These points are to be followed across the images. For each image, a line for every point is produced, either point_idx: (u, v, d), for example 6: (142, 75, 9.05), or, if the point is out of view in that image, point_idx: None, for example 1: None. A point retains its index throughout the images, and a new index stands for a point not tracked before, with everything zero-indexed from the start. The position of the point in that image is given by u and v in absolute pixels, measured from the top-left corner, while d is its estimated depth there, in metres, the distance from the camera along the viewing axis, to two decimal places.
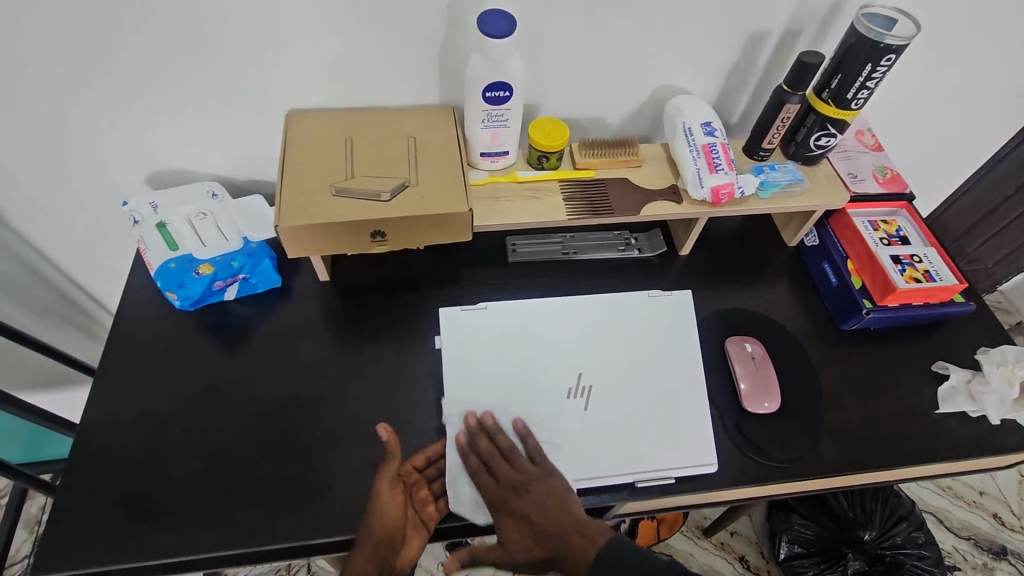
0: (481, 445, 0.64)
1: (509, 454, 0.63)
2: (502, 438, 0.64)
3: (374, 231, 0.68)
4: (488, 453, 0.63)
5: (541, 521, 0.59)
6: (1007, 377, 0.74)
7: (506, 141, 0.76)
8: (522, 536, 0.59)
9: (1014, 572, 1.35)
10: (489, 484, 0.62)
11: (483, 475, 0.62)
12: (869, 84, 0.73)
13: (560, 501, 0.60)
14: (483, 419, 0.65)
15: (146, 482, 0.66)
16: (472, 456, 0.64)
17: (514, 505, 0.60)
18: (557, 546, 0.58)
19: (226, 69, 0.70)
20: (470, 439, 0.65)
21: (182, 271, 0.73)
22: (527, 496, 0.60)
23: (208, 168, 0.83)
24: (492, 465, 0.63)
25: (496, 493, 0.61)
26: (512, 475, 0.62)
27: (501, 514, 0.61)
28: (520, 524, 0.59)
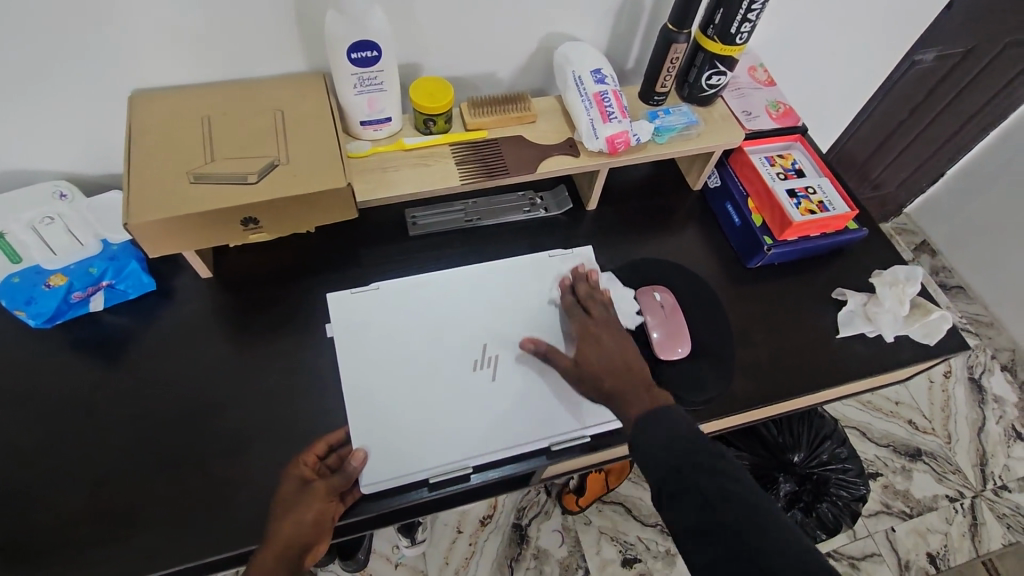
0: (579, 287, 0.68)
1: (607, 306, 0.67)
2: (581, 287, 0.68)
3: (245, 217, 0.62)
4: (585, 296, 0.68)
5: (612, 348, 0.62)
6: (898, 296, 0.77)
7: (386, 107, 0.70)
8: (599, 353, 0.62)
9: (928, 469, 1.47)
10: (578, 312, 0.66)
11: (576, 311, 0.67)
12: (751, 17, 0.71)
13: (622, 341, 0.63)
14: (588, 275, 0.70)
15: (20, 520, 0.59)
16: (569, 295, 0.68)
17: (599, 334, 0.64)
18: (624, 378, 0.60)
19: (43, 53, 0.60)
20: (575, 284, 0.69)
21: (29, 285, 0.66)
22: (613, 354, 0.62)
23: (51, 166, 0.73)
24: (585, 301, 0.67)
25: (584, 323, 0.65)
26: (606, 313, 0.66)
27: (585, 338, 0.64)
28: (596, 344, 0.63)
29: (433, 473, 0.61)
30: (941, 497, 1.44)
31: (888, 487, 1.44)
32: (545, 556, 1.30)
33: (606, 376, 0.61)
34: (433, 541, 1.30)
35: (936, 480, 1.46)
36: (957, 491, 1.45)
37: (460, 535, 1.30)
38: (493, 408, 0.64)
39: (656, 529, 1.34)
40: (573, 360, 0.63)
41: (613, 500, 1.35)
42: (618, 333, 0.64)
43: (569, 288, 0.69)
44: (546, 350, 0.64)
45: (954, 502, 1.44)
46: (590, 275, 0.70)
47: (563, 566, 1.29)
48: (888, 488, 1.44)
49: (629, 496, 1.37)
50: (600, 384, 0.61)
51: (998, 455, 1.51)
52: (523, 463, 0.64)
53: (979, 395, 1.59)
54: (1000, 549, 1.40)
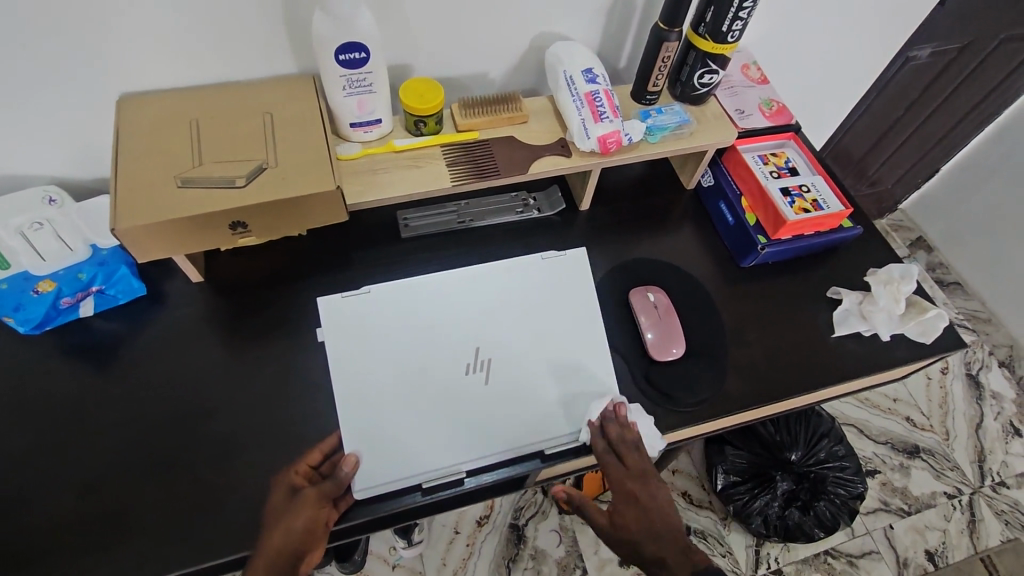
0: (612, 429, 0.64)
1: (642, 450, 0.63)
2: (627, 455, 0.63)
3: (234, 221, 0.62)
4: (618, 439, 0.63)
5: (653, 512, 0.60)
6: (893, 295, 0.78)
7: (376, 108, 0.70)
8: (639, 519, 0.60)
9: (926, 466, 1.47)
10: (614, 464, 0.63)
11: (609, 456, 0.63)
12: (742, 15, 0.71)
13: (669, 514, 0.61)
14: (618, 409, 0.65)
15: (9, 528, 0.59)
16: (602, 440, 0.64)
17: (638, 493, 0.61)
18: (671, 548, 0.58)
19: (27, 57, 0.60)
20: (607, 419, 0.64)
21: (17, 291, 0.66)
22: (649, 496, 0.61)
23: (38, 170, 0.73)
24: (622, 449, 0.63)
25: (623, 485, 0.62)
26: (644, 468, 0.62)
27: (622, 498, 0.61)
28: (637, 509, 0.60)
29: (426, 478, 0.62)
30: (940, 494, 1.44)
31: (886, 484, 1.44)
32: (543, 557, 1.29)
33: (649, 542, 0.59)
34: (431, 543, 1.29)
35: (935, 477, 1.46)
36: (956, 487, 1.45)
37: (458, 537, 1.30)
38: (486, 410, 0.64)
39: None
40: (611, 519, 0.61)
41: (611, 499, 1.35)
42: (656, 487, 0.62)
43: (601, 420, 0.65)
44: (580, 500, 0.65)
45: (952, 499, 1.43)
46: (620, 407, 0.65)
47: (561, 567, 1.29)
48: (886, 485, 1.43)
49: None
50: (641, 551, 0.59)
51: (996, 451, 1.51)
52: (519, 466, 0.65)
53: (977, 392, 1.59)
54: (998, 545, 1.40)
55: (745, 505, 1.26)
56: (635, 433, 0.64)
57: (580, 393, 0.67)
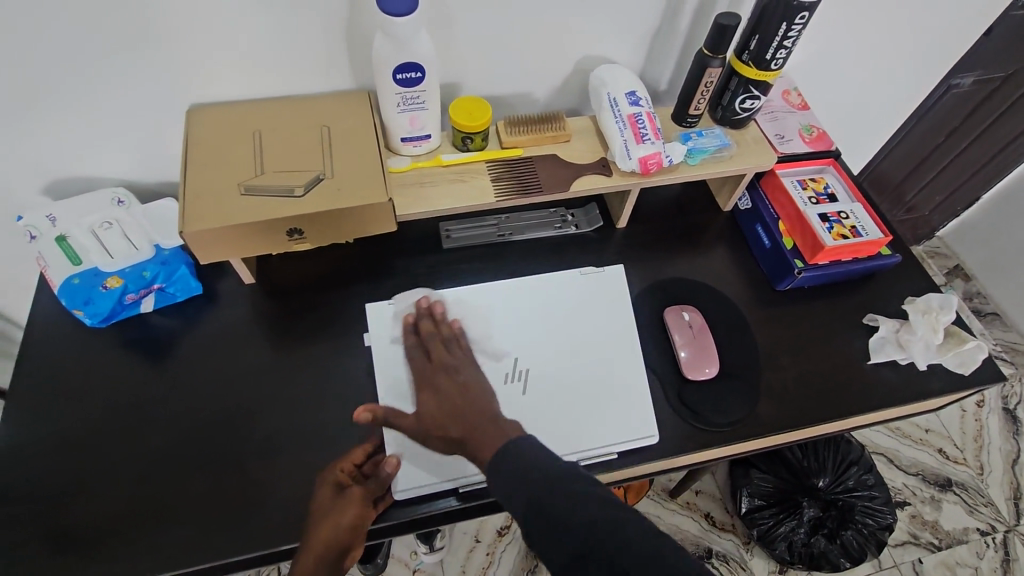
0: (423, 325, 0.65)
1: (447, 343, 0.63)
2: (444, 328, 0.64)
3: (291, 229, 0.66)
4: (426, 335, 0.64)
5: (452, 398, 0.59)
6: (931, 324, 0.77)
7: (426, 124, 0.73)
8: (438, 406, 0.59)
9: (958, 500, 1.43)
10: (420, 358, 0.64)
11: (416, 351, 0.64)
12: (787, 44, 0.72)
13: (479, 395, 0.59)
14: (432, 308, 0.66)
15: (70, 512, 0.62)
16: (412, 334, 0.65)
17: (441, 380, 0.61)
18: (473, 424, 0.57)
19: (112, 69, 0.65)
20: (427, 312, 0.66)
21: (87, 286, 0.70)
22: (448, 383, 0.60)
23: (108, 172, 0.77)
24: (427, 345, 0.64)
25: (423, 367, 0.62)
26: (447, 359, 0.62)
27: (424, 387, 0.61)
28: (435, 395, 0.60)
29: (462, 484, 0.63)
30: (972, 530, 1.40)
31: (916, 517, 1.40)
32: None
33: (452, 425, 0.58)
34: (452, 548, 1.31)
35: (967, 512, 1.42)
36: (989, 524, 1.41)
37: (478, 545, 1.32)
38: (523, 420, 0.66)
39: None
40: (416, 415, 0.60)
41: None
42: (464, 381, 0.60)
43: (414, 320, 0.66)
44: (384, 413, 0.60)
45: (985, 536, 1.39)
46: (434, 309, 0.66)
47: None
48: (916, 518, 1.40)
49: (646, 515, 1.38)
50: (447, 433, 0.58)
51: None
52: None
53: (1014, 426, 1.55)
54: None
55: (770, 530, 1.25)
56: (449, 330, 0.64)
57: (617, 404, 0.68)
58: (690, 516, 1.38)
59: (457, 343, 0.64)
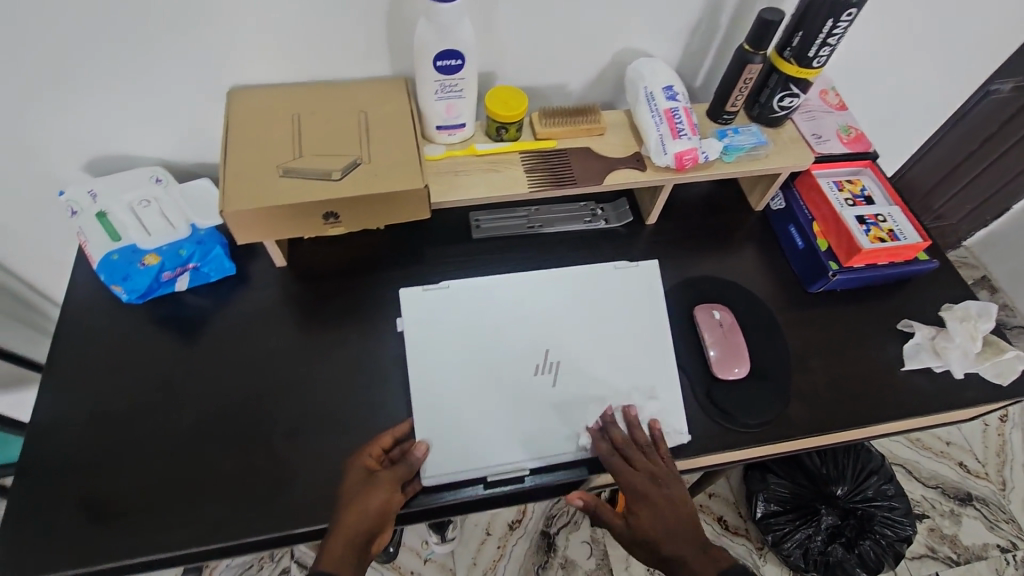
0: (615, 433, 0.64)
1: (648, 450, 0.64)
2: (639, 433, 0.64)
3: (327, 212, 0.66)
4: (624, 443, 0.63)
5: (666, 514, 0.59)
6: (969, 333, 0.76)
7: (463, 113, 0.73)
8: (653, 518, 0.59)
9: (979, 516, 1.41)
10: (621, 466, 0.62)
11: (614, 459, 0.63)
12: (831, 41, 0.71)
13: (687, 512, 0.60)
14: (627, 414, 0.65)
15: (104, 484, 0.63)
16: (605, 441, 0.64)
17: (653, 491, 0.61)
18: (688, 543, 0.58)
19: (158, 48, 0.65)
20: (612, 424, 0.65)
21: (126, 262, 0.71)
22: (661, 494, 0.60)
23: (146, 151, 0.78)
24: (628, 454, 0.63)
25: (632, 478, 0.61)
26: (650, 467, 0.62)
27: (633, 498, 0.61)
28: (651, 508, 0.60)
29: (491, 472, 0.64)
30: (992, 547, 1.37)
31: (934, 530, 1.38)
32: (573, 567, 1.29)
33: (665, 543, 0.58)
34: (463, 540, 1.31)
35: (987, 527, 1.39)
36: (1010, 541, 1.38)
37: (489, 538, 1.32)
38: (551, 411, 0.66)
39: None
40: (625, 518, 0.61)
41: None
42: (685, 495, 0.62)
43: (601, 428, 0.65)
44: (593, 506, 0.62)
45: (1006, 553, 1.37)
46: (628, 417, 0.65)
47: None
48: (935, 531, 1.38)
49: None
50: (659, 550, 0.58)
51: None
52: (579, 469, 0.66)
53: None
54: None
55: (785, 536, 1.24)
56: (646, 435, 0.64)
57: (647, 398, 0.68)
58: (703, 519, 1.37)
59: (641, 448, 0.64)
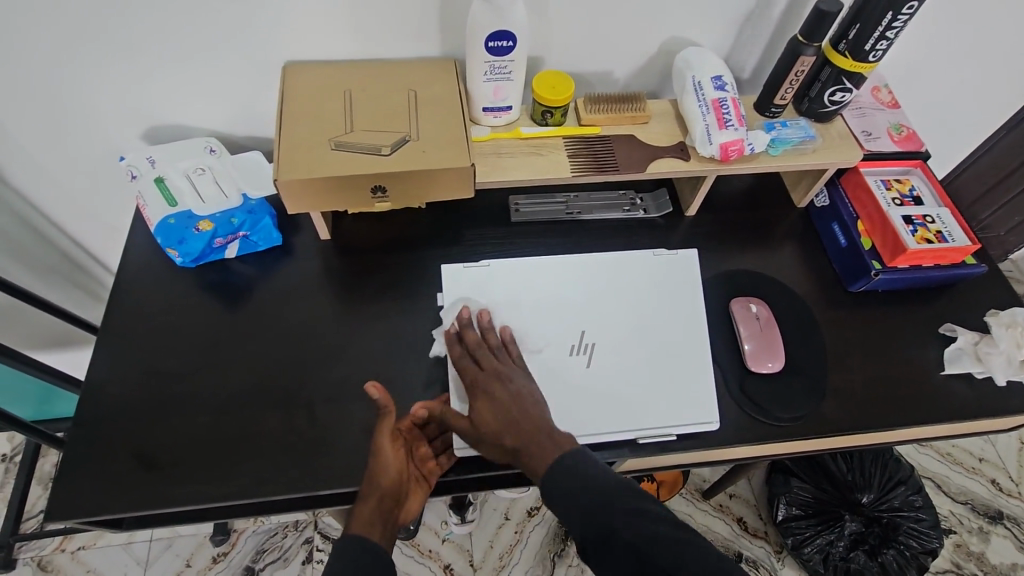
0: (467, 335, 0.66)
1: (496, 348, 0.65)
2: (491, 335, 0.65)
3: (376, 187, 0.68)
4: (475, 346, 0.65)
5: (511, 406, 0.61)
6: (1015, 340, 0.73)
7: (509, 96, 0.73)
8: (496, 415, 0.61)
9: (1009, 535, 1.37)
10: (470, 367, 0.64)
11: (466, 360, 0.65)
12: (889, 35, 0.69)
13: (533, 406, 0.61)
14: (480, 316, 0.67)
15: (155, 435, 0.66)
16: (459, 346, 0.66)
17: (495, 389, 0.62)
18: (526, 435, 0.59)
19: (217, 21, 0.67)
20: (467, 325, 0.66)
21: (181, 227, 0.73)
22: (506, 390, 0.62)
23: (202, 123, 0.81)
24: (478, 355, 0.64)
25: (474, 375, 0.63)
26: (498, 367, 0.64)
27: (477, 393, 0.62)
28: (489, 398, 0.61)
29: None
30: (1021, 567, 1.33)
31: (961, 546, 1.35)
32: None
33: (507, 434, 0.60)
34: (480, 523, 1.33)
35: (1017, 548, 1.36)
36: None
37: (507, 523, 1.33)
38: (584, 393, 0.67)
39: None
40: (471, 419, 0.62)
41: None
42: (519, 396, 0.62)
43: (457, 330, 0.66)
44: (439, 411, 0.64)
45: None
46: (479, 319, 0.67)
47: None
48: (961, 547, 1.35)
49: (678, 513, 1.37)
50: (502, 442, 0.60)
51: None
52: (609, 452, 0.66)
53: None
54: None
55: (805, 540, 1.22)
56: (496, 339, 0.66)
57: (683, 386, 0.68)
58: (722, 518, 1.37)
59: (506, 352, 0.65)
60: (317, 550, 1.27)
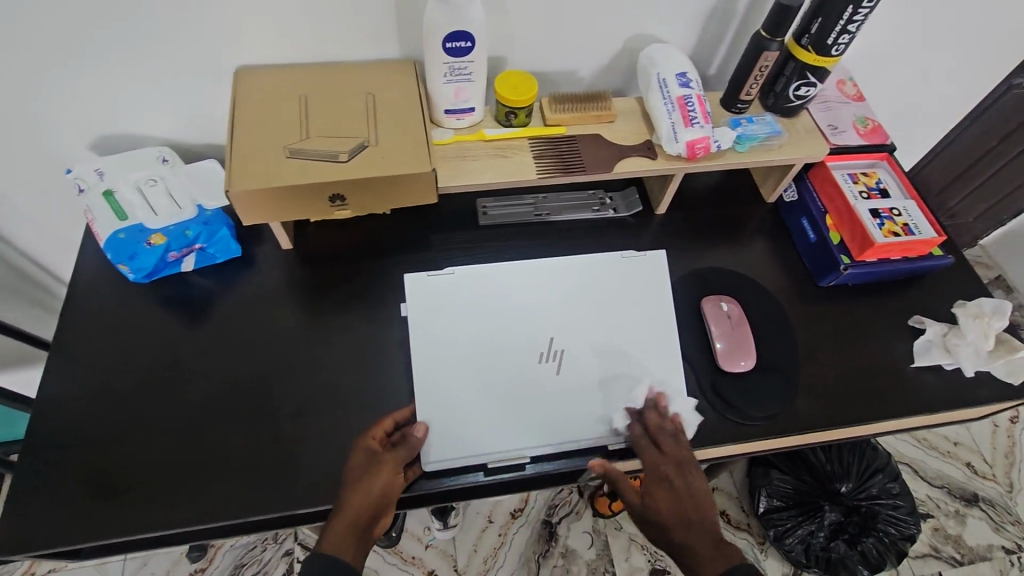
0: (650, 419, 0.64)
1: (678, 438, 0.63)
2: (671, 420, 0.64)
3: (334, 195, 0.66)
4: (619, 476, 0.61)
5: (702, 500, 0.60)
6: (982, 330, 0.74)
7: (471, 97, 0.72)
8: (673, 504, 0.59)
9: (984, 516, 1.39)
10: (648, 448, 0.62)
11: (645, 443, 0.63)
12: (851, 29, 0.69)
13: (705, 498, 0.60)
14: (659, 400, 0.66)
15: (111, 459, 0.64)
16: (643, 429, 0.64)
17: (676, 480, 0.60)
18: (692, 531, 0.58)
19: (161, 26, 0.65)
20: (640, 411, 0.65)
21: (132, 241, 0.70)
22: (682, 482, 0.60)
23: (153, 132, 0.78)
24: (659, 438, 0.63)
25: (658, 461, 0.62)
26: (678, 453, 0.62)
27: (652, 483, 0.61)
28: (672, 494, 0.60)
29: (491, 459, 0.64)
30: (997, 548, 1.36)
31: (938, 530, 1.37)
32: (573, 556, 1.29)
33: (678, 528, 0.58)
34: (464, 527, 1.32)
35: (992, 529, 1.38)
36: (1015, 543, 1.37)
37: (491, 526, 1.32)
38: (553, 399, 0.66)
39: None
40: (642, 496, 0.61)
41: None
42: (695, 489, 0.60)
43: (637, 414, 0.65)
44: (615, 476, 0.61)
45: (1011, 554, 1.35)
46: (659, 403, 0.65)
47: (590, 569, 1.28)
48: (938, 531, 1.37)
49: None
50: (671, 535, 0.58)
51: None
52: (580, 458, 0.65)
53: None
54: None
55: (787, 532, 1.23)
56: (671, 423, 0.64)
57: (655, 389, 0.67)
58: None
59: (677, 435, 0.64)
60: (297, 562, 1.24)
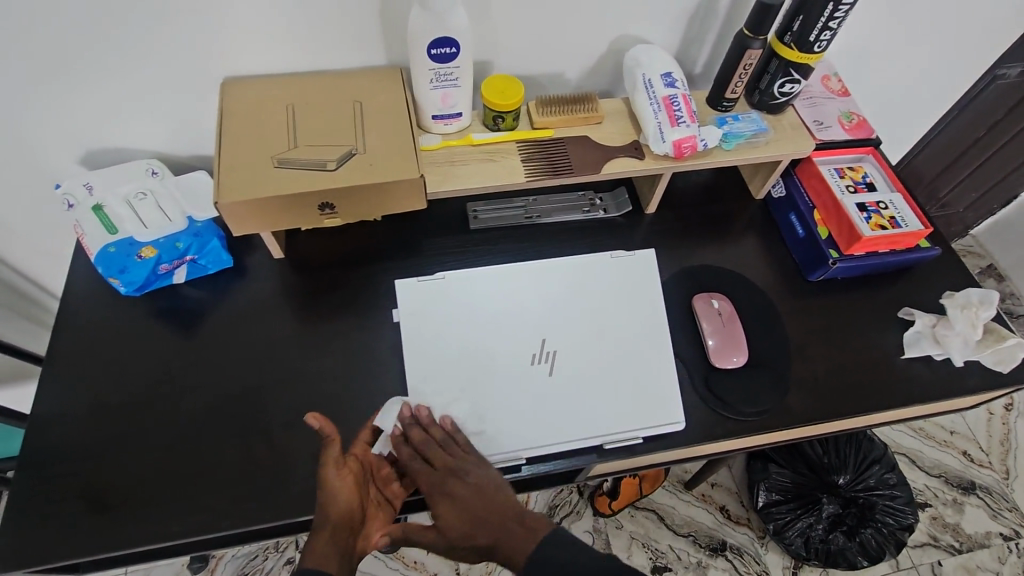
0: (414, 434, 0.61)
1: (447, 444, 0.60)
2: (434, 429, 0.61)
3: (323, 203, 0.66)
4: (421, 442, 0.60)
5: (477, 505, 0.56)
6: (970, 320, 0.75)
7: (458, 102, 0.72)
8: (457, 516, 0.55)
9: (981, 504, 1.40)
10: (423, 468, 0.59)
11: (415, 462, 0.59)
12: (832, 25, 0.70)
13: (493, 494, 0.57)
14: (417, 412, 0.62)
15: (107, 474, 0.64)
16: (405, 446, 0.61)
17: (451, 486, 0.57)
18: (499, 529, 0.54)
19: (145, 41, 0.65)
20: (411, 422, 0.62)
21: (122, 254, 0.71)
22: (463, 487, 0.57)
23: (142, 145, 0.78)
24: (427, 452, 0.60)
25: (427, 477, 0.58)
26: (451, 462, 0.59)
27: (434, 497, 0.57)
28: (455, 503, 0.56)
29: None
30: (995, 535, 1.37)
31: (937, 519, 1.38)
32: None
33: (479, 532, 0.54)
34: None
35: (990, 516, 1.39)
36: (1013, 530, 1.38)
37: None
38: (547, 401, 0.66)
39: (688, 539, 1.34)
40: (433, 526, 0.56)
41: (643, 506, 1.36)
42: (480, 491, 0.57)
43: (403, 431, 0.62)
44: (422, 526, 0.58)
45: (1008, 541, 1.36)
46: (419, 414, 0.62)
47: None
48: (937, 520, 1.38)
49: (662, 505, 1.37)
50: (475, 539, 0.54)
51: None
52: (574, 458, 0.66)
53: None
54: None
55: (786, 525, 1.23)
56: (441, 432, 0.61)
57: (647, 387, 0.68)
58: (704, 507, 1.37)
59: (456, 442, 0.61)
60: None
